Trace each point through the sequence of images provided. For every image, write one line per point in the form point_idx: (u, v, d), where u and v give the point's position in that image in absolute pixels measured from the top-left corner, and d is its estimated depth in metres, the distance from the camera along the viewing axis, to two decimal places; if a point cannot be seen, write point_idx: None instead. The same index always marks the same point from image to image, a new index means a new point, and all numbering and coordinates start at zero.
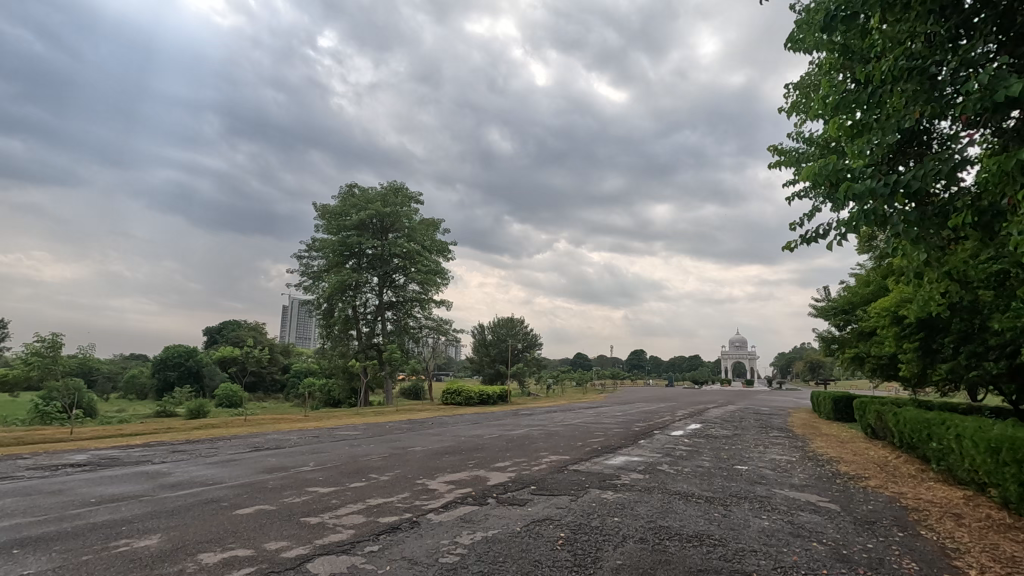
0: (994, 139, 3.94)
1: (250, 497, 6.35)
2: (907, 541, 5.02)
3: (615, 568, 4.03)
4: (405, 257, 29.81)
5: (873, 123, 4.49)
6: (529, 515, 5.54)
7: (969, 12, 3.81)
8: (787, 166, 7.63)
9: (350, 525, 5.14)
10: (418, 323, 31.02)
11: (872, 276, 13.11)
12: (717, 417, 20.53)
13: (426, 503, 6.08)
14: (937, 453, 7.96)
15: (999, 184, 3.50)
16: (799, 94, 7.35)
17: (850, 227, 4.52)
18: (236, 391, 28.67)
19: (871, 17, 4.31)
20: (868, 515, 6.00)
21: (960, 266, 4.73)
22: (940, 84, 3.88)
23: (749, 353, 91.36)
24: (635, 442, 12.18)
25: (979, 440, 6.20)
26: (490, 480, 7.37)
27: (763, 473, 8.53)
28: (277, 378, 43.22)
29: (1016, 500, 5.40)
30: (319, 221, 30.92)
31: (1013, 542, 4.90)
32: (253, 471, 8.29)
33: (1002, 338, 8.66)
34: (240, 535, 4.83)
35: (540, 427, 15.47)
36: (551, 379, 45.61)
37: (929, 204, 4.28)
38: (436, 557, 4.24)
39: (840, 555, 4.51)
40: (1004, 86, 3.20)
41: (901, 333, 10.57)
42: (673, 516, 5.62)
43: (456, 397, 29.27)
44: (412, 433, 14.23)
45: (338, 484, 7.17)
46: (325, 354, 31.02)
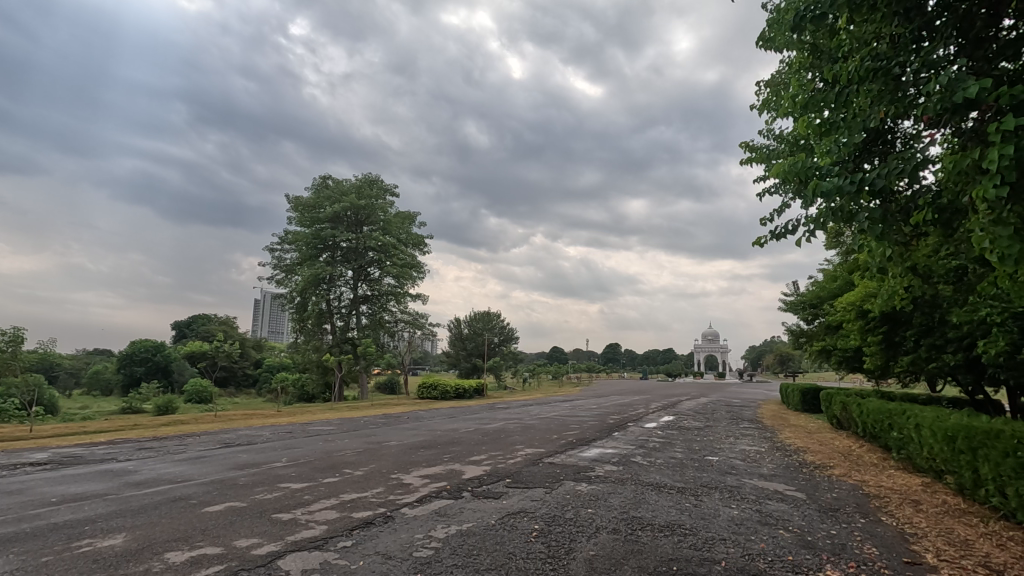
0: (953, 140, 4.06)
1: (220, 495, 6.23)
2: (868, 527, 5.20)
3: (589, 559, 4.08)
4: (380, 250, 29.59)
5: (840, 122, 4.58)
6: (504, 508, 5.56)
7: (932, 15, 3.92)
8: (758, 164, 7.76)
9: (322, 521, 5.09)
10: (393, 317, 30.82)
11: (839, 271, 13.45)
12: (688, 409, 21.02)
13: (401, 497, 6.06)
14: (898, 442, 8.25)
15: (957, 183, 3.60)
16: (770, 91, 7.47)
17: (817, 224, 4.62)
18: (206, 387, 28.00)
19: (838, 17, 4.40)
20: (832, 502, 6.20)
21: (922, 262, 4.87)
22: (903, 84, 3.98)
23: (720, 346, 93.49)
24: (610, 435, 12.29)
25: (937, 429, 6.45)
26: (465, 474, 7.40)
27: (733, 464, 8.72)
28: (249, 372, 42.39)
29: (971, 486, 5.65)
30: (292, 212, 30.40)
31: (967, 526, 5.12)
32: (224, 468, 8.12)
33: (959, 331, 8.98)
34: (209, 533, 4.73)
35: (515, 421, 15.56)
36: (526, 373, 46.10)
37: (892, 201, 4.40)
38: (410, 551, 4.22)
39: (805, 542, 4.65)
40: (963, 87, 3.31)
41: (865, 327, 10.96)
42: (645, 507, 5.72)
43: (432, 391, 29.17)
44: (387, 427, 14.16)
45: (310, 480, 7.09)
46: (298, 348, 30.59)
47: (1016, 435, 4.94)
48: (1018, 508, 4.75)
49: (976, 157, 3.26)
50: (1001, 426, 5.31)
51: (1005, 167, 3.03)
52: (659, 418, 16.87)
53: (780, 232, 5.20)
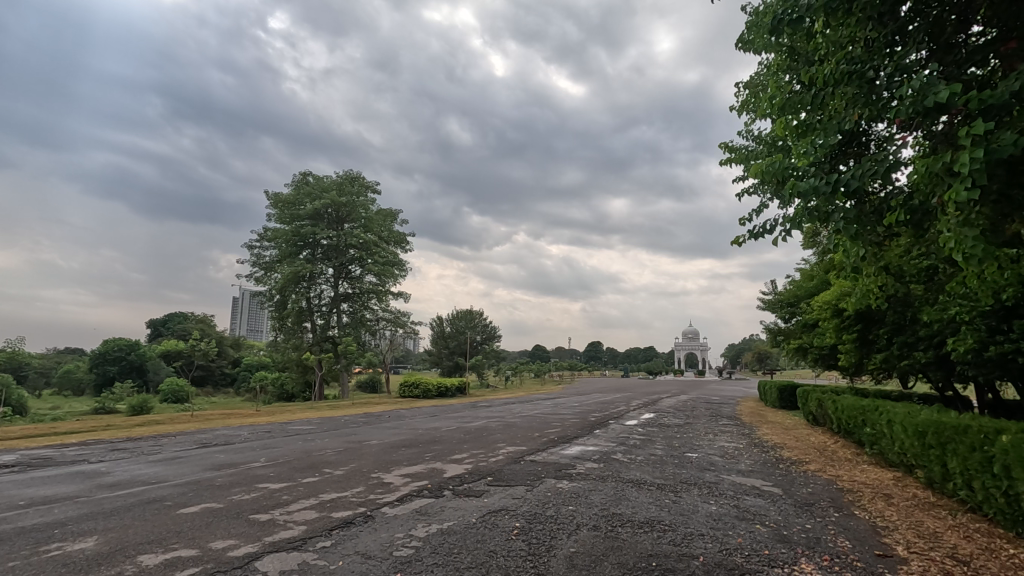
0: (924, 143, 4.15)
1: (195, 496, 6.12)
2: (841, 520, 5.32)
3: (569, 556, 4.10)
4: (362, 248, 29.32)
5: (816, 123, 4.65)
6: (485, 506, 5.56)
7: (904, 20, 4.01)
8: (737, 164, 7.84)
9: (301, 521, 5.03)
10: (375, 316, 30.55)
11: (816, 271, 13.69)
12: (669, 406, 21.25)
13: (382, 496, 6.03)
14: (870, 437, 8.44)
15: (927, 185, 3.68)
16: (749, 92, 7.55)
17: (794, 224, 4.69)
18: (182, 386, 27.45)
19: (815, 21, 4.46)
20: (807, 497, 6.31)
21: (894, 262, 4.98)
22: (877, 87, 4.06)
23: (700, 345, 94.71)
24: (592, 432, 12.36)
25: (908, 424, 6.60)
26: (447, 472, 7.38)
27: (712, 460, 8.82)
28: (227, 371, 41.70)
29: (940, 479, 5.81)
30: (272, 209, 29.98)
31: (936, 519, 5.26)
32: (200, 469, 7.98)
33: (930, 329, 9.18)
34: (184, 535, 4.65)
35: (497, 419, 15.55)
36: (509, 371, 46.19)
37: (866, 201, 4.48)
38: (390, 551, 4.19)
39: (781, 536, 4.74)
40: (934, 91, 3.38)
41: (840, 325, 11.19)
42: (626, 503, 5.76)
43: (414, 390, 28.99)
44: (368, 427, 14.06)
45: (289, 480, 7.01)
46: (277, 346, 30.15)
47: (982, 429, 5.09)
48: (984, 501, 4.89)
49: (947, 160, 3.33)
50: (969, 421, 5.46)
51: (975, 170, 3.09)
52: (639, 415, 17.03)
53: (757, 232, 5.25)
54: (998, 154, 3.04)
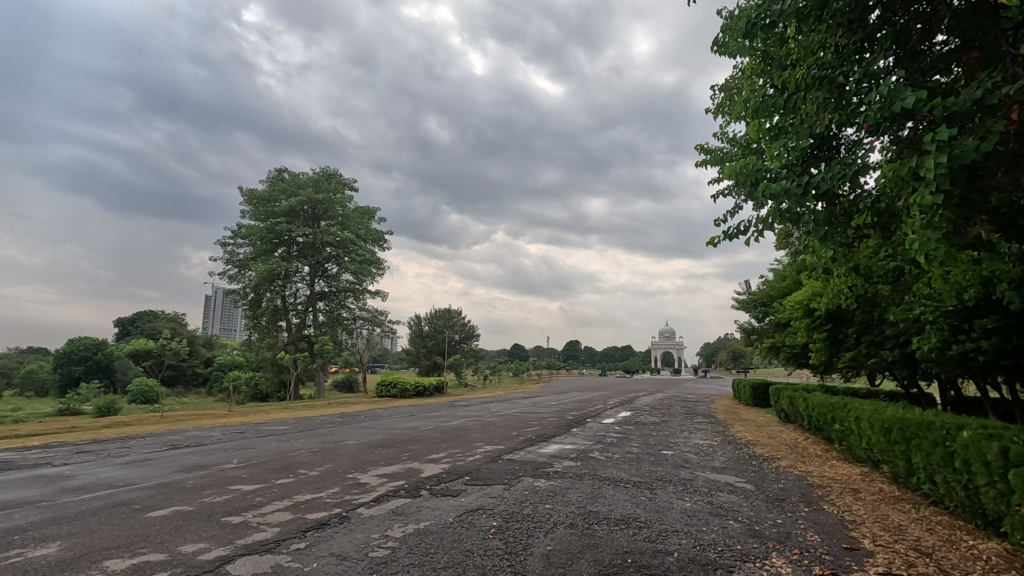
0: (891, 149, 4.26)
1: (165, 498, 5.98)
2: (811, 514, 5.46)
3: (546, 554, 4.11)
4: (339, 245, 28.94)
5: (788, 127, 4.74)
6: (462, 505, 5.55)
7: (873, 27, 4.11)
8: (713, 165, 7.96)
9: (274, 523, 4.94)
10: (351, 314, 30.22)
11: (788, 271, 14.01)
12: (646, 405, 21.53)
13: (357, 497, 5.97)
14: (839, 434, 8.66)
15: (893, 189, 3.79)
16: (724, 95, 7.69)
17: (766, 225, 4.78)
18: (152, 386, 26.76)
19: (787, 26, 4.55)
20: (779, 492, 6.46)
21: (863, 263, 5.11)
22: (847, 92, 4.16)
23: (676, 344, 96.13)
24: (569, 431, 12.43)
25: (874, 421, 6.79)
26: (424, 472, 7.34)
27: (687, 457, 8.97)
28: (199, 371, 40.78)
29: (905, 474, 5.99)
30: (246, 206, 29.45)
31: (900, 513, 5.42)
32: (170, 471, 7.80)
33: (896, 329, 9.45)
34: (153, 538, 4.54)
35: (475, 418, 15.57)
36: (487, 370, 46.22)
37: (836, 204, 4.59)
38: (366, 551, 4.16)
39: (753, 531, 4.83)
40: (901, 97, 3.47)
41: (811, 324, 11.46)
42: (602, 501, 5.81)
43: (391, 389, 28.74)
44: (344, 426, 13.92)
45: (263, 481, 6.89)
46: (251, 346, 29.62)
47: (944, 425, 5.25)
48: (946, 494, 5.06)
49: (912, 165, 3.43)
50: (931, 417, 5.64)
51: (939, 174, 3.19)
52: (617, 414, 17.22)
53: (731, 232, 5.34)
54: (960, 160, 3.14)
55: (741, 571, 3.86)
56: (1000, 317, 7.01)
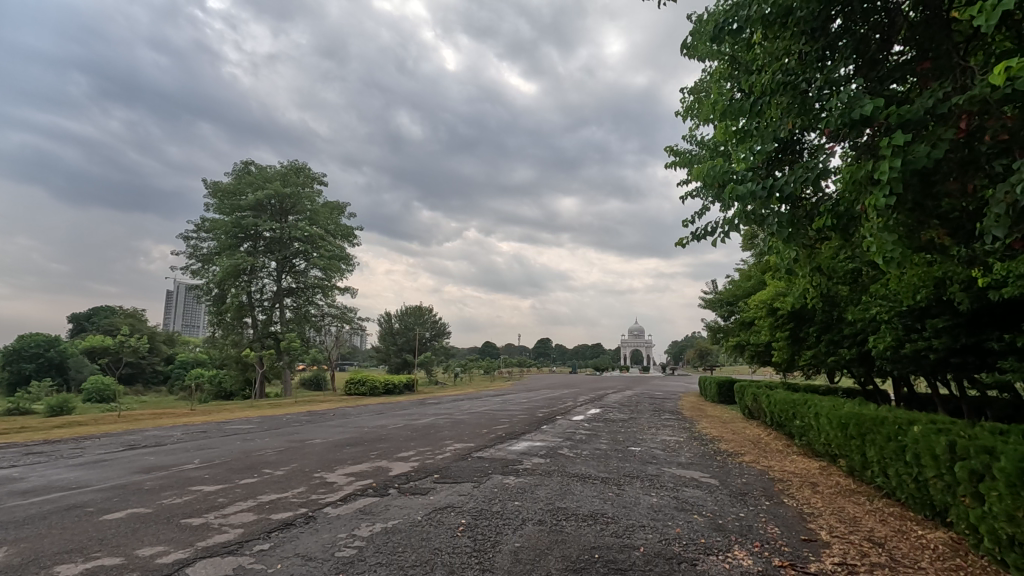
0: (851, 155, 4.38)
1: (121, 501, 5.77)
2: (772, 508, 5.62)
3: (514, 551, 4.13)
4: (307, 240, 28.39)
5: (754, 130, 4.85)
6: (431, 504, 5.51)
7: (834, 35, 4.23)
8: (681, 167, 8.08)
9: (237, 524, 4.83)
10: (319, 311, 29.70)
11: (753, 272, 14.36)
12: (615, 401, 21.88)
13: (324, 496, 5.88)
14: (800, 430, 8.95)
15: (852, 192, 3.92)
16: (693, 98, 7.82)
17: (733, 226, 4.88)
18: (108, 384, 25.77)
19: (754, 32, 4.66)
20: (741, 486, 6.64)
21: (824, 264, 5.25)
22: (809, 99, 4.26)
23: (644, 341, 97.87)
24: (539, 429, 12.50)
25: (833, 417, 7.04)
26: (392, 471, 7.28)
27: (654, 454, 9.12)
28: (159, 369, 39.48)
29: (860, 468, 6.23)
30: (210, 199, 28.67)
31: (855, 504, 5.64)
32: (127, 472, 7.53)
33: (853, 329, 9.79)
34: (108, 542, 4.38)
35: (445, 415, 15.53)
36: (458, 368, 46.23)
37: (800, 207, 4.70)
38: (332, 551, 4.10)
39: (716, 525, 4.95)
40: (860, 105, 3.60)
41: (774, 324, 11.79)
42: (570, 497, 5.87)
43: (360, 387, 28.41)
44: (312, 425, 13.67)
45: (226, 482, 6.71)
46: (214, 343, 28.84)
47: (897, 420, 5.47)
48: (897, 486, 5.29)
49: (870, 169, 3.55)
50: (885, 413, 5.87)
51: (894, 179, 3.31)
52: (586, 410, 17.44)
53: (699, 233, 5.43)
54: (913, 166, 3.28)
55: (704, 564, 3.95)
56: (950, 317, 7.34)
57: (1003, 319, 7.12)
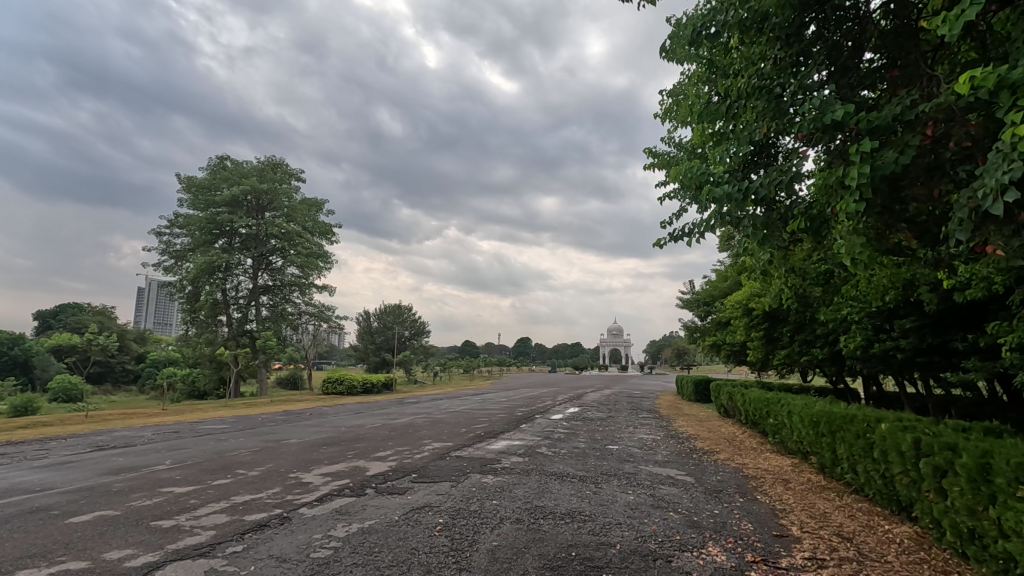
0: (825, 159, 4.47)
1: (88, 503, 5.62)
2: (745, 505, 5.73)
3: (491, 550, 4.13)
4: (284, 238, 27.98)
5: (730, 133, 4.92)
6: (409, 504, 5.47)
7: (808, 42, 4.32)
8: (661, 168, 8.14)
9: (210, 526, 4.74)
10: (297, 309, 29.34)
11: (729, 273, 14.59)
12: (593, 400, 22.08)
13: (299, 497, 5.80)
14: (773, 428, 9.14)
15: (824, 195, 4.00)
16: (672, 101, 7.89)
17: (709, 227, 4.95)
18: (75, 384, 25.04)
19: (731, 36, 4.73)
20: (716, 484, 6.74)
21: (798, 266, 5.34)
22: (783, 103, 4.34)
23: (623, 341, 98.86)
24: (518, 428, 12.53)
25: (805, 415, 7.20)
26: (369, 471, 7.22)
27: (631, 452, 9.22)
28: (130, 368, 38.54)
29: (830, 464, 6.39)
30: (184, 194, 28.05)
31: (825, 501, 5.77)
32: (95, 473, 7.33)
33: (826, 329, 10.02)
34: (74, 546, 4.26)
35: (424, 414, 15.46)
36: (438, 367, 46.15)
37: (775, 209, 4.78)
38: (308, 552, 4.05)
39: (691, 522, 5.02)
40: (832, 110, 3.68)
41: (750, 324, 12.01)
42: (548, 496, 5.90)
43: (338, 386, 28.10)
44: (287, 425, 13.47)
45: (198, 483, 6.59)
46: (188, 341, 28.25)
47: (866, 418, 5.61)
48: (866, 482, 5.43)
49: (841, 173, 3.63)
50: (855, 411, 6.02)
51: (862, 184, 3.40)
52: (565, 409, 17.54)
53: (676, 233, 5.49)
54: (881, 171, 3.37)
55: (679, 561, 4.01)
56: (917, 318, 7.54)
57: (968, 320, 7.34)
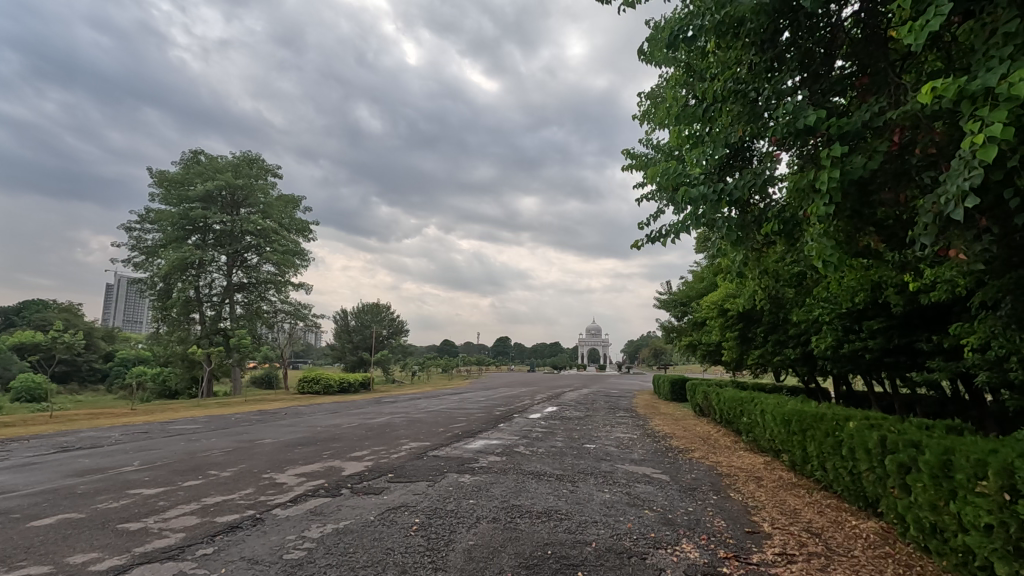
0: (797, 163, 4.56)
1: (50, 506, 5.44)
2: (719, 502, 5.82)
3: (467, 549, 4.12)
4: (259, 234, 27.52)
5: (706, 135, 4.99)
6: (385, 504, 5.43)
7: (782, 48, 4.42)
8: (639, 170, 8.20)
9: (179, 528, 4.63)
10: (272, 307, 28.99)
11: (705, 274, 14.80)
12: (571, 400, 22.18)
13: (273, 498, 5.71)
14: (747, 427, 9.30)
15: (796, 199, 4.08)
16: (650, 103, 7.96)
17: (685, 229, 5.01)
18: (39, 383, 24.23)
19: (708, 41, 4.80)
20: (691, 482, 6.84)
21: (772, 267, 5.44)
22: (758, 108, 4.43)
23: (601, 341, 99.59)
24: (496, 427, 12.52)
25: (777, 414, 7.35)
26: (345, 471, 7.15)
27: (608, 451, 9.29)
28: (97, 367, 37.46)
29: (801, 462, 6.53)
30: (156, 188, 27.38)
31: (796, 497, 5.90)
32: (59, 475, 7.10)
33: (798, 329, 10.23)
34: (35, 550, 4.12)
35: (402, 414, 15.34)
36: (416, 366, 45.87)
37: (749, 212, 4.86)
38: (281, 554, 3.99)
39: (666, 520, 5.08)
40: (804, 115, 3.76)
41: (725, 324, 12.21)
42: (525, 495, 5.91)
43: (314, 385, 27.70)
44: (262, 424, 13.25)
45: (168, 484, 6.43)
46: (158, 339, 27.57)
47: (835, 417, 5.74)
48: (835, 479, 5.58)
49: (812, 177, 3.71)
50: (824, 410, 6.16)
51: (833, 188, 3.49)
52: (543, 408, 17.61)
53: (653, 233, 5.54)
54: (851, 176, 3.46)
55: (654, 558, 4.06)
56: (885, 319, 7.76)
57: (932, 321, 7.57)
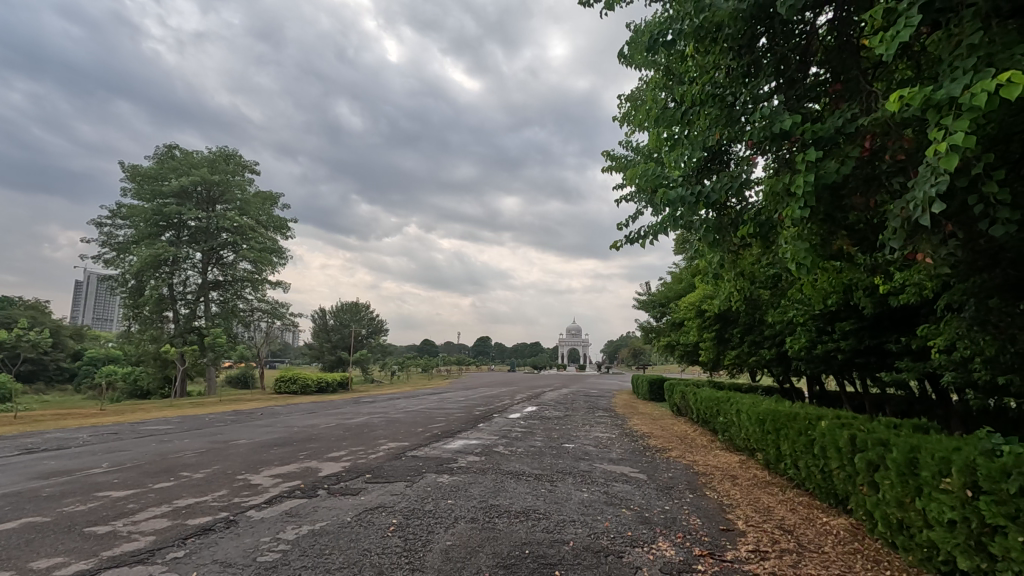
0: (773, 167, 4.64)
1: (13, 509, 5.26)
2: (694, 501, 5.89)
3: (444, 549, 4.11)
4: (236, 231, 27.03)
5: (684, 138, 5.05)
6: (361, 505, 5.38)
7: (758, 54, 4.49)
8: (618, 171, 8.24)
9: (149, 531, 4.53)
10: (248, 306, 28.49)
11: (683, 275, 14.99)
12: (550, 400, 22.26)
13: (247, 499, 5.62)
14: (723, 426, 9.44)
15: (771, 202, 4.16)
16: (630, 106, 8.02)
17: (664, 230, 5.06)
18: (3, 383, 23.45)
19: (686, 45, 4.85)
20: (668, 481, 6.92)
21: (747, 268, 5.52)
22: (735, 112, 4.51)
23: (582, 341, 100.12)
24: (475, 427, 12.50)
25: (752, 413, 7.47)
26: (322, 471, 7.07)
27: (586, 450, 9.34)
28: (65, 366, 36.41)
29: (775, 460, 6.65)
30: (128, 183, 26.73)
31: (769, 495, 6.01)
32: (23, 478, 6.89)
33: (773, 330, 10.41)
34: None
35: (380, 414, 15.23)
36: (395, 366, 45.53)
37: (726, 214, 4.93)
38: (255, 556, 3.93)
39: (643, 518, 5.13)
40: (780, 120, 3.83)
41: (702, 325, 12.37)
42: (504, 495, 5.91)
43: (291, 385, 27.29)
44: (236, 425, 13.03)
45: (138, 486, 6.28)
46: (130, 338, 26.91)
47: (808, 416, 5.86)
48: (807, 477, 5.70)
49: (786, 181, 3.78)
50: (798, 409, 6.29)
51: (806, 192, 3.56)
52: (522, 408, 17.63)
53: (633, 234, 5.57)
54: (824, 180, 3.54)
55: (630, 556, 4.09)
56: (856, 321, 7.94)
57: (900, 323, 7.77)
